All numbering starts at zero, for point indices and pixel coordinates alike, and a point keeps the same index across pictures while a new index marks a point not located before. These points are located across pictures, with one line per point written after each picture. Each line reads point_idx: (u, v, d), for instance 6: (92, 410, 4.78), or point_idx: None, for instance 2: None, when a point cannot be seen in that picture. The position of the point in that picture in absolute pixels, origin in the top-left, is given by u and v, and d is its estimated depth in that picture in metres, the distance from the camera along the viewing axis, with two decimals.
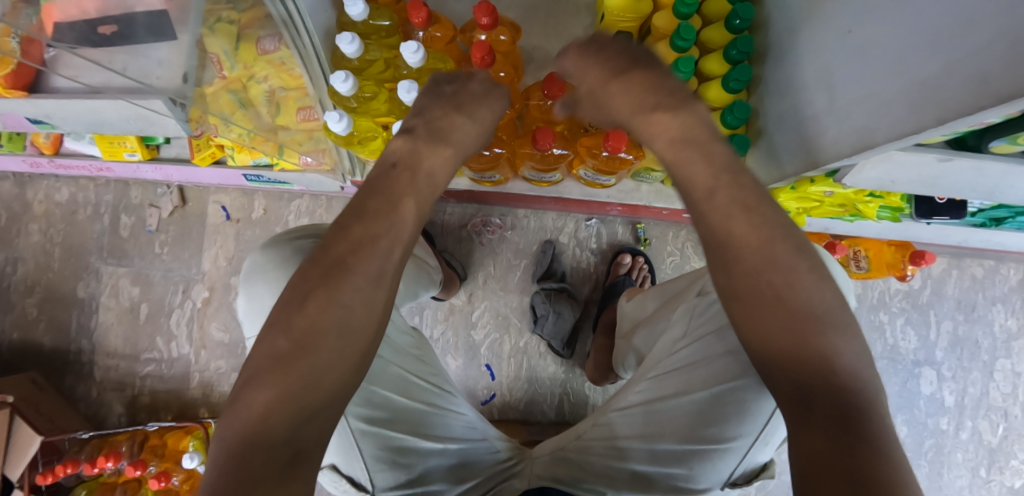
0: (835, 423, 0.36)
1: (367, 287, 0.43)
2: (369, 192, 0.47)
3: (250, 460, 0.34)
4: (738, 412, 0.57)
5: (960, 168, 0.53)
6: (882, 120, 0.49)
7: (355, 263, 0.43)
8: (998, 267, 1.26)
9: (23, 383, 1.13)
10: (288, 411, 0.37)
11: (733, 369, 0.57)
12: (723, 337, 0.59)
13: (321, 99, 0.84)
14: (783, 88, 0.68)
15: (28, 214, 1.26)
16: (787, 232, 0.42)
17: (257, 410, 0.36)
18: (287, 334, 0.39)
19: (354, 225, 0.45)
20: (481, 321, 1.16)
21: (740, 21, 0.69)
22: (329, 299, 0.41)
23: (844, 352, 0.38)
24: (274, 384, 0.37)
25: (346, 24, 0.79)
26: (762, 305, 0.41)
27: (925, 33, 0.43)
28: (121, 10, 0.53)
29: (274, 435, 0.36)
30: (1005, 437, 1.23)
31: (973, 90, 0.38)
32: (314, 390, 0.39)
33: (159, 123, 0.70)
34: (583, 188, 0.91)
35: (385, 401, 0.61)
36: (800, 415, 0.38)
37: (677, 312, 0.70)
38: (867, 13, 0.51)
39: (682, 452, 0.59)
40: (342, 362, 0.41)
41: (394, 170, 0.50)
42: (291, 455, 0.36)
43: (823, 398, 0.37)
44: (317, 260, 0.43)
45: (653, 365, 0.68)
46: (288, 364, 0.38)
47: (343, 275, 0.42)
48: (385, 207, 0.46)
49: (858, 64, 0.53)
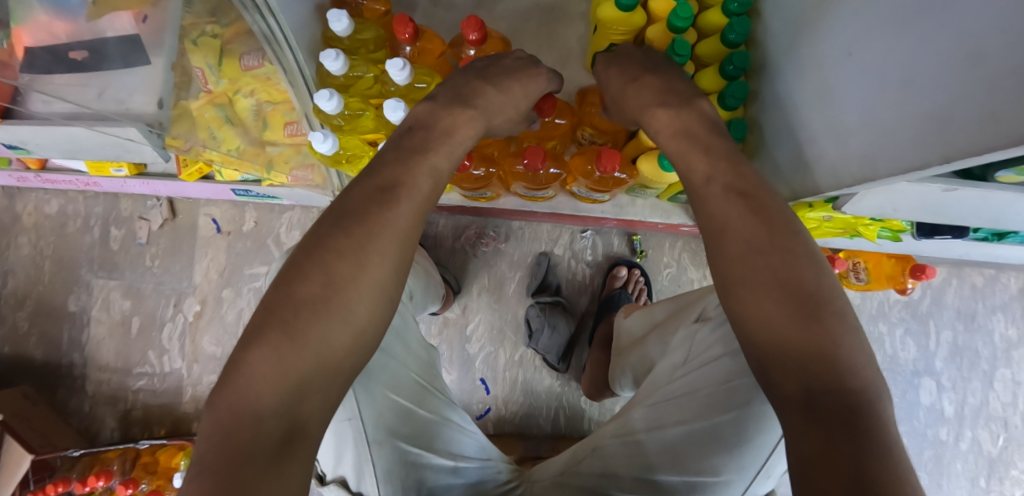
0: (836, 425, 0.31)
1: (370, 246, 0.40)
2: (379, 156, 0.47)
3: (238, 432, 0.32)
4: (738, 442, 0.55)
5: (966, 196, 0.51)
6: (886, 150, 0.47)
7: (354, 220, 0.41)
8: (998, 276, 1.24)
9: (14, 398, 1.12)
10: (277, 375, 0.34)
11: (731, 400, 0.55)
12: (724, 365, 0.57)
13: (307, 115, 0.79)
14: (781, 106, 0.66)
15: (17, 226, 1.25)
16: (791, 223, 0.41)
17: (246, 372, 0.34)
18: (279, 293, 0.37)
19: (355, 186, 0.43)
20: (475, 334, 1.14)
21: (735, 36, 0.66)
22: (325, 258, 0.38)
23: (847, 340, 0.35)
24: (267, 344, 0.34)
25: (332, 40, 0.78)
26: (757, 298, 0.38)
27: (930, 62, 0.41)
28: (93, 35, 0.51)
29: (262, 403, 0.33)
30: (1005, 448, 1.21)
31: (983, 127, 0.36)
32: (305, 352, 0.35)
33: (136, 150, 0.69)
34: (577, 203, 0.89)
35: (405, 412, 0.61)
36: (800, 414, 0.33)
37: (677, 336, 0.68)
38: (868, 36, 0.49)
39: (682, 484, 0.57)
40: (344, 326, 0.37)
41: (409, 134, 0.50)
42: (287, 430, 0.33)
43: (823, 399, 0.33)
44: (339, 212, 0.42)
45: (652, 392, 0.66)
46: (276, 322, 0.35)
47: (340, 231, 0.40)
48: (388, 167, 0.45)
49: (859, 89, 0.51)
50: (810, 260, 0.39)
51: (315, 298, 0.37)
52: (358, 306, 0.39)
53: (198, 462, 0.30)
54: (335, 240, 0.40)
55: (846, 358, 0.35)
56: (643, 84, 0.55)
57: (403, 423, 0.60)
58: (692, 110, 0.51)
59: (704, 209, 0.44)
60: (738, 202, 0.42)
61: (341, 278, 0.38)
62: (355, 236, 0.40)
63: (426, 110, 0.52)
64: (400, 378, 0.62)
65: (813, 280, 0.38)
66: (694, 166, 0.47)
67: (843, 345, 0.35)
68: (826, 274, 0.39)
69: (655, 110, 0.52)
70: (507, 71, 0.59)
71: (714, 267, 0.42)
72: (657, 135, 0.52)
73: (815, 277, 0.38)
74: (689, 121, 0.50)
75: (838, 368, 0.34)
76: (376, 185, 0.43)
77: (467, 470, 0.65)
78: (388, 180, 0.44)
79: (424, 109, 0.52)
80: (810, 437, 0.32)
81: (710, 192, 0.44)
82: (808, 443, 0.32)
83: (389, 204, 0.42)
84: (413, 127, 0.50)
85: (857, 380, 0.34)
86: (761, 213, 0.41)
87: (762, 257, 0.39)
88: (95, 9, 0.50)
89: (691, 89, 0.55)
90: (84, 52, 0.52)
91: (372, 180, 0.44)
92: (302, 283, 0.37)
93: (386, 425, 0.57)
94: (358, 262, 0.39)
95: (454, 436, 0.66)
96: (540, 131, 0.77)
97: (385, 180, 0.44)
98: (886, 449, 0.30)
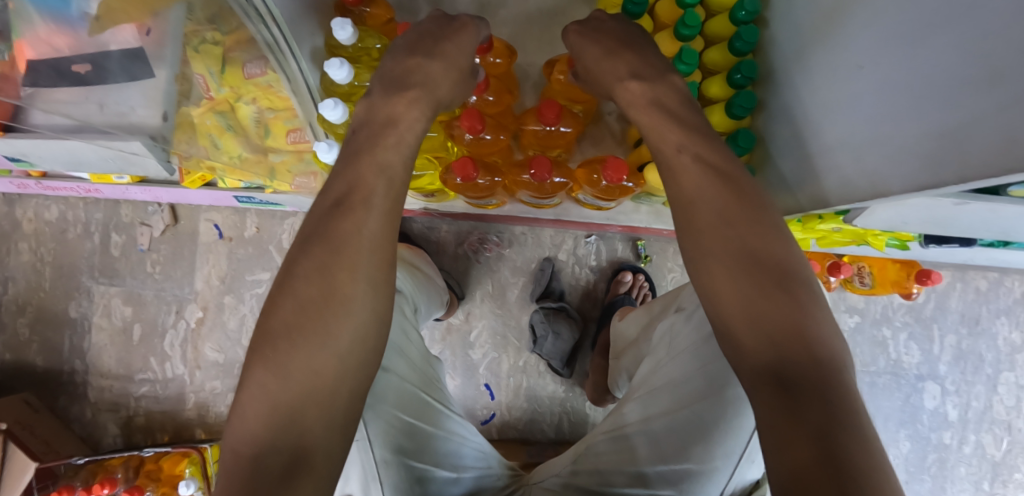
0: (808, 405, 0.33)
1: (335, 260, 0.40)
2: (332, 169, 0.46)
3: (239, 473, 0.34)
4: (719, 430, 0.55)
5: (977, 209, 0.52)
6: (898, 167, 0.47)
7: (316, 242, 0.41)
8: (1002, 280, 1.24)
9: (16, 405, 1.12)
10: (266, 411, 0.36)
11: (708, 386, 0.57)
12: (698, 353, 0.60)
13: (310, 123, 0.80)
14: (788, 116, 0.66)
15: (17, 233, 1.24)
16: (758, 226, 0.43)
17: (242, 411, 0.36)
18: (259, 329, 0.39)
19: (314, 208, 0.44)
20: (479, 340, 1.14)
21: (742, 44, 0.66)
22: (295, 287, 0.39)
23: (814, 310, 0.39)
24: (254, 381, 0.36)
25: (336, 48, 0.77)
26: (725, 272, 0.42)
27: (947, 80, 0.41)
28: (95, 48, 0.49)
29: (257, 441, 0.35)
30: (1009, 451, 1.22)
31: (1000, 149, 0.36)
32: (289, 383, 0.36)
33: (140, 163, 0.69)
34: (582, 209, 0.88)
35: (409, 428, 0.60)
36: (771, 394, 0.35)
37: (660, 331, 0.72)
38: (881, 51, 0.49)
39: (671, 473, 0.57)
40: (324, 346, 0.38)
41: (355, 137, 0.48)
42: (289, 464, 0.34)
43: (792, 372, 0.35)
44: (312, 234, 0.41)
45: (640, 387, 0.68)
46: (261, 358, 0.37)
47: (305, 257, 0.40)
48: (339, 177, 0.44)
49: (872, 103, 0.51)
50: (775, 232, 0.43)
51: (290, 328, 0.38)
52: (338, 328, 0.38)
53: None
54: (302, 266, 0.40)
55: (816, 327, 0.38)
56: (619, 58, 0.56)
57: (407, 438, 0.59)
58: (664, 84, 0.53)
59: (676, 182, 0.46)
60: (709, 173, 0.45)
61: (317, 306, 0.39)
62: (319, 258, 0.40)
63: (365, 107, 0.50)
64: (403, 392, 0.61)
65: (781, 250, 0.42)
66: (666, 136, 0.49)
67: (811, 319, 0.38)
68: (793, 248, 0.43)
69: (626, 82, 0.54)
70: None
71: (685, 240, 0.45)
72: (630, 107, 0.54)
73: (781, 249, 0.42)
74: (662, 93, 0.52)
75: (806, 339, 0.37)
76: (329, 201, 0.43)
77: (469, 479, 0.65)
78: (342, 191, 0.43)
79: (390, 115, 0.49)
80: (792, 428, 0.33)
81: (681, 161, 0.46)
82: (792, 432, 0.32)
83: (345, 214, 0.42)
84: (357, 128, 0.49)
85: (825, 350, 0.36)
86: (730, 185, 0.45)
87: (732, 230, 0.43)
88: (98, 24, 0.48)
89: (664, 65, 0.56)
90: (87, 65, 0.50)
91: (326, 198, 0.44)
92: (279, 317, 0.38)
93: (391, 443, 0.57)
94: (325, 282, 0.39)
95: (455, 446, 0.66)
96: (544, 140, 0.76)
97: (339, 192, 0.43)
98: (855, 422, 0.32)
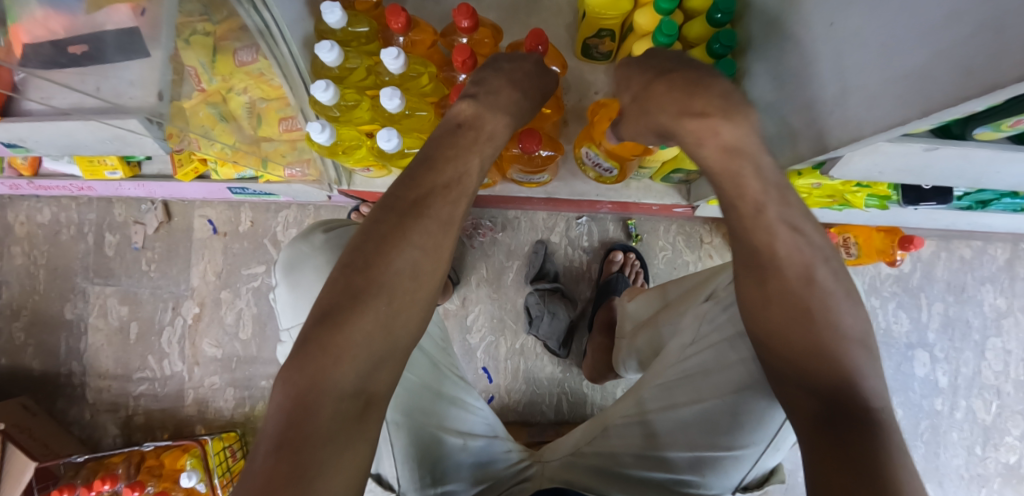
0: (843, 429, 0.41)
1: (441, 238, 0.46)
2: (439, 152, 0.51)
3: (321, 408, 0.36)
4: (754, 423, 0.56)
5: (947, 156, 0.55)
6: (869, 112, 0.49)
7: (426, 215, 0.46)
8: (985, 247, 1.28)
9: (13, 409, 1.11)
10: (360, 357, 0.39)
11: (748, 379, 0.56)
12: (735, 345, 0.58)
13: (302, 109, 0.79)
14: (764, 83, 0.69)
15: (10, 237, 1.24)
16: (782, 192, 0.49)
17: (332, 353, 0.38)
18: (359, 280, 0.42)
19: (418, 179, 0.48)
20: (476, 325, 1.15)
21: (721, 15, 0.68)
22: (410, 254, 0.44)
23: (848, 321, 0.46)
24: (356, 326, 0.39)
25: (323, 31, 0.78)
26: (823, 306, 0.46)
27: (912, 26, 0.43)
28: (90, 29, 0.51)
29: (343, 384, 0.37)
30: (999, 415, 1.25)
31: (959, 81, 0.38)
32: (387, 337, 0.41)
33: (136, 143, 0.69)
34: (573, 187, 0.90)
35: (421, 395, 0.63)
36: (814, 408, 0.44)
37: (686, 316, 0.69)
38: (847, 7, 0.52)
39: (694, 459, 0.58)
40: (415, 313, 0.43)
41: (461, 130, 0.55)
42: (362, 409, 0.38)
43: (824, 379, 0.44)
44: (406, 204, 0.46)
45: (660, 372, 0.67)
46: (370, 307, 0.41)
47: (414, 226, 0.45)
48: (449, 163, 0.50)
49: (841, 59, 0.53)
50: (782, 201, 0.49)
51: (402, 288, 0.43)
52: (423, 297, 0.44)
53: (283, 427, 0.35)
54: (412, 233, 0.45)
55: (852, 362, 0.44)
56: None
57: (418, 403, 0.62)
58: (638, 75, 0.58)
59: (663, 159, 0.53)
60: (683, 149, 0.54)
61: (413, 272, 0.44)
62: (432, 231, 0.45)
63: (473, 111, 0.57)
64: (417, 361, 0.64)
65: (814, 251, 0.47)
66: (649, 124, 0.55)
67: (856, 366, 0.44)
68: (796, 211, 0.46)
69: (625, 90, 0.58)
70: (509, 78, 0.62)
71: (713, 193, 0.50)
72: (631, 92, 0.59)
73: (819, 248, 0.48)
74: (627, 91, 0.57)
75: (840, 386, 0.43)
76: (438, 181, 0.48)
77: (478, 447, 0.66)
78: (450, 176, 0.49)
79: None
80: (829, 450, 0.40)
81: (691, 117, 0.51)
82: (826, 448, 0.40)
83: (453, 202, 0.48)
84: (464, 124, 0.56)
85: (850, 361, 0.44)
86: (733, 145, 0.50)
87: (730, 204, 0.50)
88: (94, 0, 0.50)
89: None
90: (83, 45, 0.51)
91: (437, 175, 0.49)
92: (383, 272, 0.42)
93: (402, 406, 0.60)
94: (430, 254, 0.45)
95: (465, 418, 0.66)
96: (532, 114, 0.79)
97: (448, 177, 0.49)
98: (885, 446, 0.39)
